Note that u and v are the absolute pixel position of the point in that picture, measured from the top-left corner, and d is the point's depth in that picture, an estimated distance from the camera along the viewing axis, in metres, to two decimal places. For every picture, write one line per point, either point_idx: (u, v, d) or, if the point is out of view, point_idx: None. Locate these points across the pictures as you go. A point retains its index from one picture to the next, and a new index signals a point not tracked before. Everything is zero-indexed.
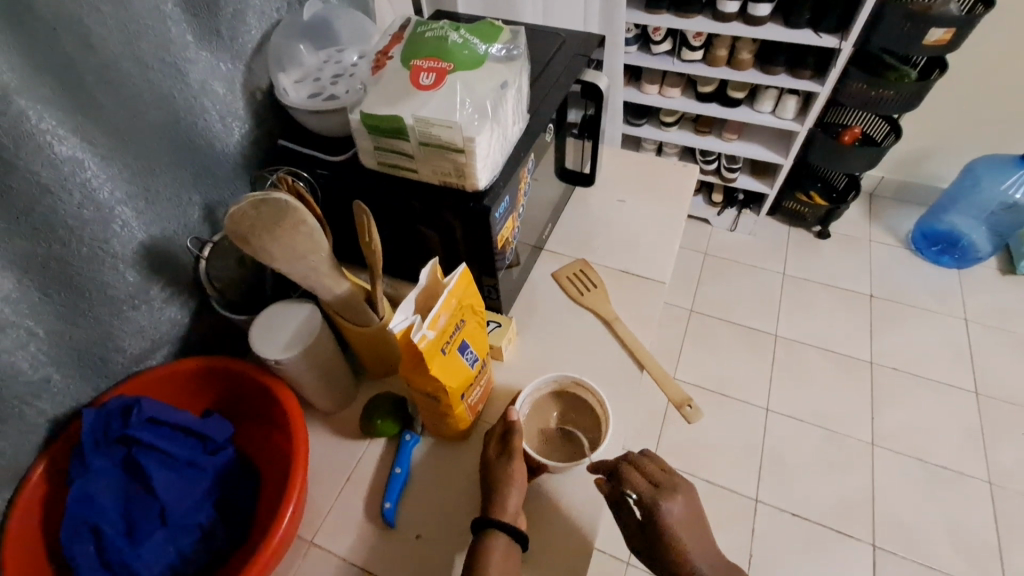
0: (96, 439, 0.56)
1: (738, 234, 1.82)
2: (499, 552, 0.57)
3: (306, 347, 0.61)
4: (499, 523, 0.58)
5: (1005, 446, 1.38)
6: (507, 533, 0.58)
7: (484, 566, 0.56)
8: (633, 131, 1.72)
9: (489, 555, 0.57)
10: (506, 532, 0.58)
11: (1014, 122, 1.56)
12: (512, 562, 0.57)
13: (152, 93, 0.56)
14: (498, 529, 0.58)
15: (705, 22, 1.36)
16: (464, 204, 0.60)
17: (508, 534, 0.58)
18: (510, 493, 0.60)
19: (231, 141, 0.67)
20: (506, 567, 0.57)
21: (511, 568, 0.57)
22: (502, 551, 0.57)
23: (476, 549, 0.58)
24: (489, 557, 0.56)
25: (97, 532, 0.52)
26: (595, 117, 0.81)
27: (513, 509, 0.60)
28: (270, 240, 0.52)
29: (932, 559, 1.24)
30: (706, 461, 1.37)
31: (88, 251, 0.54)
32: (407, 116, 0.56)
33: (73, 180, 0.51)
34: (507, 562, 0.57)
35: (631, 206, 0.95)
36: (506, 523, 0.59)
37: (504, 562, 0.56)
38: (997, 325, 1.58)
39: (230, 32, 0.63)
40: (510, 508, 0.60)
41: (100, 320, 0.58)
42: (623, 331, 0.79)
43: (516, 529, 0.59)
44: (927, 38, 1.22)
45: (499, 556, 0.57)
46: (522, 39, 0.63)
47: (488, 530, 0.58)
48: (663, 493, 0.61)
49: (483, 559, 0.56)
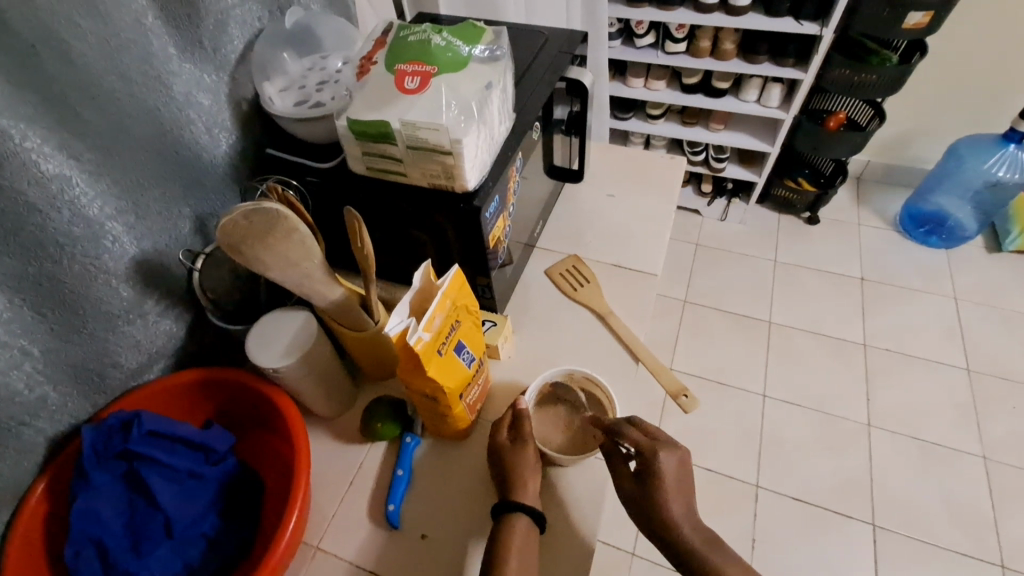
0: (97, 455, 0.56)
1: (729, 223, 1.83)
2: (519, 533, 0.58)
3: (305, 353, 0.61)
4: (522, 507, 0.59)
5: (997, 420, 1.40)
6: (526, 516, 0.59)
7: (505, 547, 0.57)
8: (620, 125, 1.73)
9: (510, 536, 0.58)
10: (526, 515, 0.59)
11: (995, 101, 1.58)
12: (531, 544, 0.58)
13: (137, 106, 0.56)
14: (518, 512, 0.59)
15: (686, 14, 1.36)
16: (454, 205, 0.61)
17: (527, 516, 0.60)
18: (527, 478, 0.62)
19: (220, 152, 0.67)
20: (525, 547, 0.58)
21: (530, 548, 0.58)
22: (522, 534, 0.58)
23: (497, 532, 0.59)
24: (510, 539, 0.58)
25: (101, 546, 0.53)
26: (581, 113, 0.82)
27: (532, 494, 0.61)
28: (264, 250, 0.52)
29: (930, 534, 1.26)
30: (706, 449, 1.38)
31: (80, 268, 0.54)
32: (394, 121, 0.56)
33: (61, 198, 0.51)
34: (527, 544, 0.58)
35: (621, 200, 0.96)
36: (525, 505, 0.60)
37: (523, 543, 0.58)
38: (986, 302, 1.60)
39: (212, 42, 0.63)
40: (529, 491, 0.61)
41: (95, 336, 0.58)
42: (617, 324, 0.80)
43: (536, 511, 0.60)
44: (905, 22, 1.23)
45: (519, 537, 0.58)
46: (505, 38, 0.63)
47: (507, 512, 0.59)
48: (659, 449, 0.61)
49: (503, 541, 0.57)
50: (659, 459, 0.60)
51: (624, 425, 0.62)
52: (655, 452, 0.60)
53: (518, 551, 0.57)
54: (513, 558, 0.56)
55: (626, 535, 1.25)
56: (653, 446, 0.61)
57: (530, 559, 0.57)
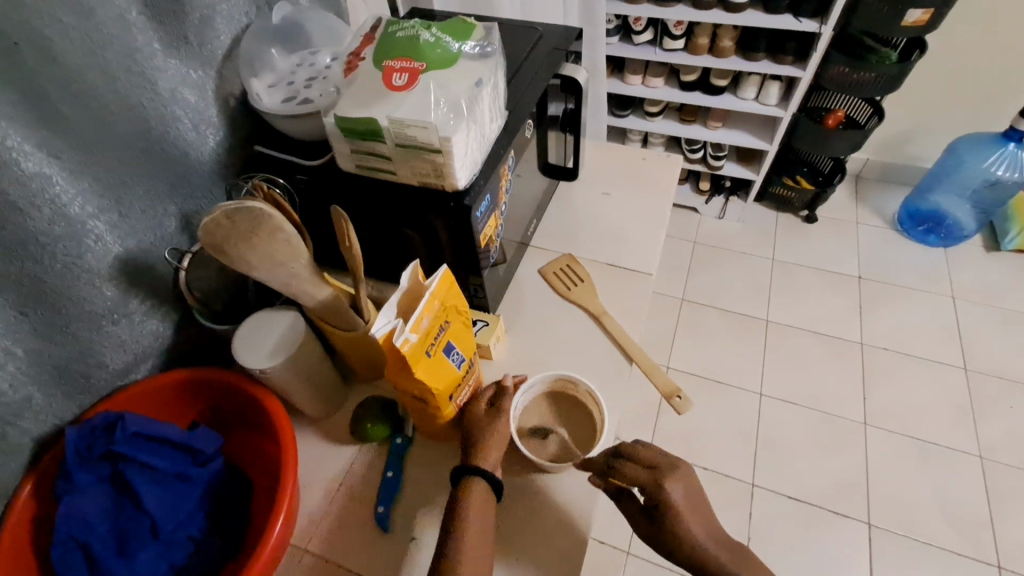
0: (82, 457, 0.55)
1: (727, 221, 1.82)
2: (478, 496, 0.58)
3: (292, 354, 0.61)
4: (484, 472, 0.59)
5: (994, 420, 1.39)
6: (485, 481, 0.59)
7: (462, 509, 0.56)
8: (618, 123, 1.72)
9: (470, 500, 0.57)
10: (485, 480, 0.59)
11: (994, 99, 1.57)
12: (488, 508, 0.58)
13: (121, 102, 0.55)
14: (477, 477, 0.59)
15: (684, 10, 1.35)
16: (444, 204, 0.60)
17: (486, 481, 0.59)
18: (492, 445, 0.61)
19: (207, 149, 0.66)
20: (484, 513, 0.57)
21: (488, 512, 0.57)
22: (480, 497, 0.58)
23: (455, 495, 0.58)
24: (468, 500, 0.57)
25: (86, 548, 0.52)
26: (575, 110, 0.81)
27: (496, 463, 0.61)
28: (247, 249, 0.52)
29: (925, 534, 1.26)
30: (702, 448, 1.37)
31: (62, 268, 0.54)
32: (382, 118, 0.55)
33: (41, 197, 0.50)
34: (485, 508, 0.58)
35: (616, 199, 0.95)
36: (486, 471, 0.59)
37: (481, 507, 0.57)
38: (984, 301, 1.59)
39: (198, 38, 0.62)
40: (492, 458, 0.60)
41: (79, 337, 0.57)
42: (610, 325, 0.79)
43: (495, 478, 0.59)
44: (905, 19, 1.22)
45: (477, 499, 0.57)
46: (496, 34, 0.62)
47: (467, 476, 0.59)
48: (663, 481, 0.60)
49: (461, 502, 0.57)
50: (665, 492, 0.59)
51: (619, 463, 0.60)
52: (659, 484, 0.59)
53: (475, 514, 0.56)
54: (471, 523, 0.56)
55: (621, 534, 1.25)
56: (653, 480, 0.60)
57: (487, 524, 0.56)
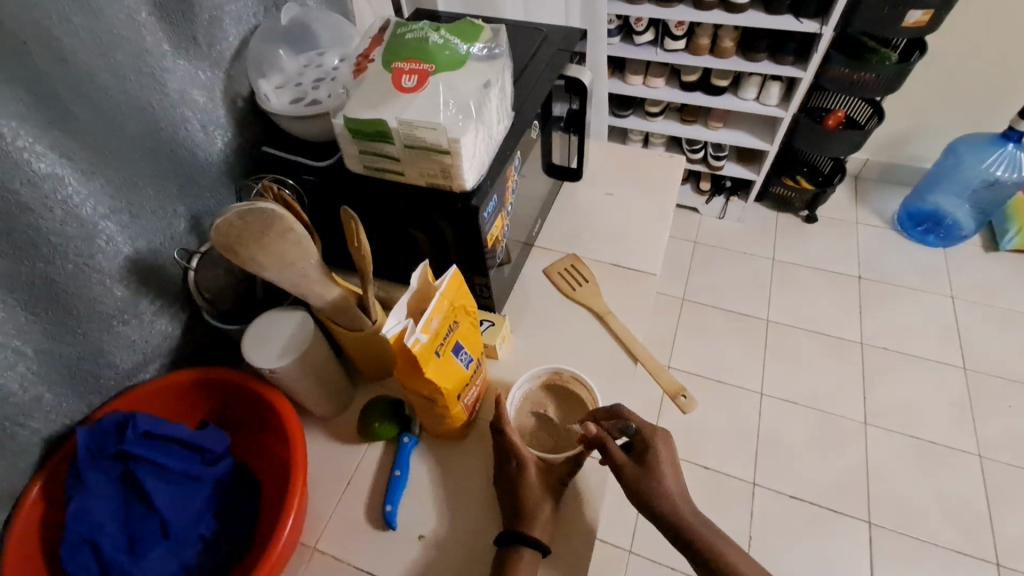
0: (93, 456, 0.56)
1: (727, 221, 1.83)
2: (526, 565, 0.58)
3: (301, 354, 0.61)
4: (525, 539, 0.58)
5: (993, 418, 1.40)
6: (532, 549, 0.59)
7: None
8: (619, 123, 1.72)
9: (516, 567, 0.57)
10: (532, 548, 0.59)
11: (994, 100, 1.58)
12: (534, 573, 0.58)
13: (131, 103, 0.56)
14: (524, 545, 0.59)
15: (686, 11, 1.35)
16: (451, 205, 0.60)
17: (532, 549, 0.59)
18: (536, 512, 0.60)
19: (215, 150, 0.66)
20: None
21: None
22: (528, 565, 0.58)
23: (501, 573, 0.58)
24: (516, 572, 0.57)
25: (96, 546, 0.52)
26: (579, 111, 0.81)
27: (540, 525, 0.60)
28: (258, 249, 0.52)
29: (924, 531, 1.26)
30: (703, 447, 1.38)
31: (74, 268, 0.54)
32: (391, 119, 0.55)
33: (53, 197, 0.51)
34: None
35: (619, 199, 0.96)
36: (533, 539, 0.59)
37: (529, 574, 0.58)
38: (982, 301, 1.60)
39: (207, 39, 0.62)
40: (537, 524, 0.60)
41: (89, 337, 0.57)
42: (615, 325, 0.79)
43: (542, 544, 0.59)
44: (905, 20, 1.23)
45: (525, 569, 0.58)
46: (503, 36, 0.63)
47: (514, 545, 0.59)
48: (657, 435, 0.63)
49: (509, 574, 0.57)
50: (657, 441, 0.63)
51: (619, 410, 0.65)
52: (653, 432, 0.63)
53: None
54: None
55: (623, 532, 1.25)
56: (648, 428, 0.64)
57: None
